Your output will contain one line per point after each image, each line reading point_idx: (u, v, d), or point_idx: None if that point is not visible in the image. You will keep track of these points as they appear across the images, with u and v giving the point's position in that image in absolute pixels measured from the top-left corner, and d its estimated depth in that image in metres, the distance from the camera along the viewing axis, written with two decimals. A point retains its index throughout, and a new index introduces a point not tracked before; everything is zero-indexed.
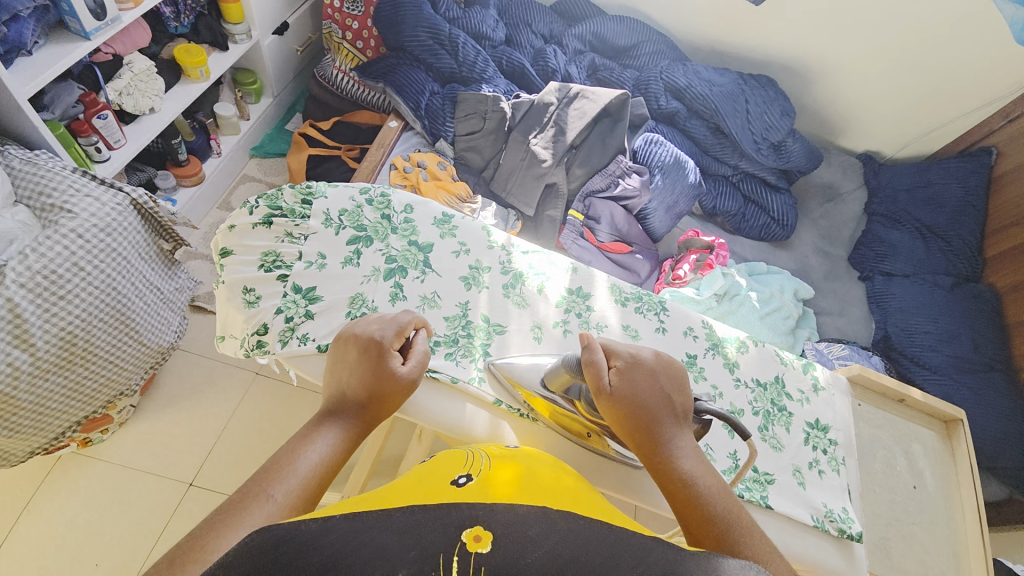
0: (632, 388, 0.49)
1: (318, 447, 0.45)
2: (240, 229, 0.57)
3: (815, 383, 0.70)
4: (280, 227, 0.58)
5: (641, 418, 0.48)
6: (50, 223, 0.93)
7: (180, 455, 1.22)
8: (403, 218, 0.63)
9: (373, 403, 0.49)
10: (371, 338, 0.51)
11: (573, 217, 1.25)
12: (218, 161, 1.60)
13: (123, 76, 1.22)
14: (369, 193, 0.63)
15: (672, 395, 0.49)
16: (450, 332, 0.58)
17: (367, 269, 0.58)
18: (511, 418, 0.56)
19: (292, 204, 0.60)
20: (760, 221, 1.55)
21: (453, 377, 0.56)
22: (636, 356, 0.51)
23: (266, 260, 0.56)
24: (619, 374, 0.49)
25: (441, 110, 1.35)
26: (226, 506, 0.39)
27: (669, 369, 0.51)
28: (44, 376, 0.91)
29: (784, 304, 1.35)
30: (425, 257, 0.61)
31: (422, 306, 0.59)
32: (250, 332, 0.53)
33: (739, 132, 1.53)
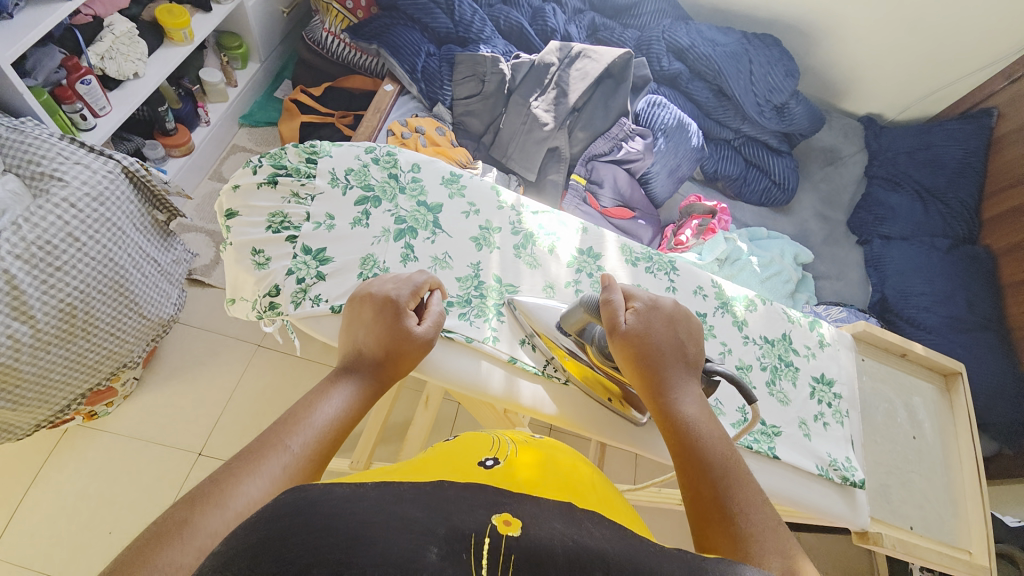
0: (647, 332, 0.50)
1: (334, 402, 0.46)
2: (244, 190, 0.56)
3: (821, 339, 0.71)
4: (285, 187, 0.56)
5: (652, 360, 0.49)
6: (41, 192, 0.90)
7: (187, 426, 1.23)
8: (411, 178, 0.62)
9: (388, 362, 0.49)
10: (386, 297, 0.50)
11: (575, 182, 1.22)
12: (206, 130, 1.55)
13: (105, 38, 1.16)
14: (375, 151, 0.62)
15: (684, 344, 0.51)
16: (462, 293, 0.58)
17: (376, 230, 0.57)
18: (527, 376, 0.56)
19: (297, 163, 0.58)
20: (761, 186, 1.55)
21: (468, 337, 0.55)
22: (653, 302, 0.52)
23: (273, 221, 0.54)
24: (636, 318, 0.51)
25: (437, 73, 1.31)
26: (244, 452, 0.40)
27: (682, 321, 0.52)
28: (46, 348, 0.91)
29: (784, 268, 1.36)
30: (434, 217, 0.60)
31: (434, 267, 0.58)
32: (262, 294, 0.52)
33: (742, 94, 1.50)
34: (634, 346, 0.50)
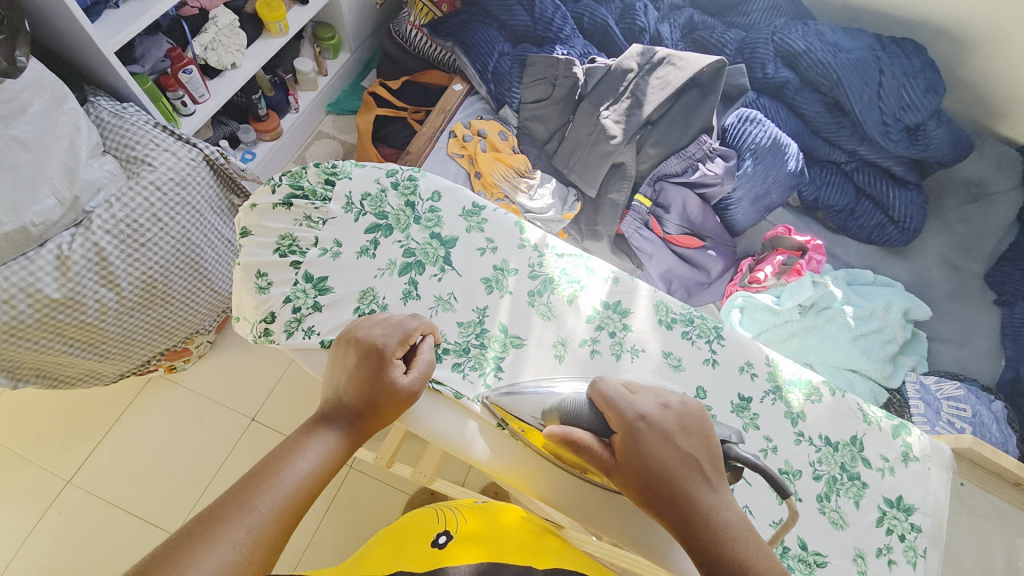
0: (642, 458, 0.43)
1: (308, 454, 0.45)
2: (261, 208, 0.55)
3: (906, 452, 0.57)
4: (299, 209, 0.55)
5: (656, 488, 0.42)
6: (133, 174, 0.99)
7: (244, 393, 1.32)
8: (428, 206, 0.58)
9: (368, 414, 0.47)
10: (369, 347, 0.47)
11: (639, 203, 1.12)
12: (295, 117, 1.64)
13: (209, 31, 1.27)
14: (396, 175, 0.58)
15: (696, 455, 0.43)
16: (461, 340, 0.53)
17: (382, 261, 0.54)
18: (513, 444, 0.51)
19: (315, 183, 0.56)
20: (873, 221, 1.30)
21: (457, 392, 0.51)
22: (642, 415, 0.45)
23: (282, 243, 0.54)
24: (626, 442, 0.43)
25: (508, 73, 1.25)
26: (207, 515, 0.40)
27: (686, 420, 0.45)
28: (129, 313, 1.01)
29: (887, 325, 1.13)
30: (445, 252, 0.56)
31: (435, 308, 0.54)
32: (259, 319, 0.52)
33: (864, 111, 1.26)
34: (637, 481, 0.43)
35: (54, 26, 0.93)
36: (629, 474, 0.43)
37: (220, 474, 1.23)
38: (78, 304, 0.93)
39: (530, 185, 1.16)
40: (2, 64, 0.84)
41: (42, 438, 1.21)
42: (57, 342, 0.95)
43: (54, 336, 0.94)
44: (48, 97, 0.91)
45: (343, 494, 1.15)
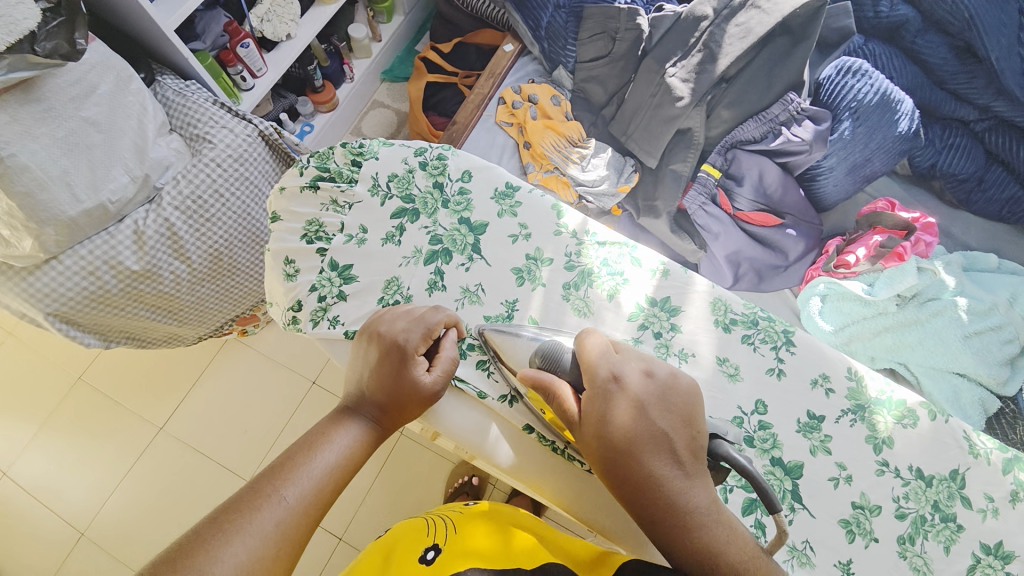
0: (609, 424, 0.41)
1: (334, 444, 0.43)
2: (289, 192, 0.54)
3: (1017, 491, 0.46)
4: (325, 193, 0.53)
5: (623, 457, 0.40)
6: (197, 152, 1.04)
7: (306, 357, 1.40)
8: (458, 189, 0.53)
9: (392, 409, 0.45)
10: (392, 342, 0.45)
11: (706, 174, 1.00)
12: (350, 86, 1.64)
13: (264, 1, 1.27)
14: (425, 154, 0.54)
15: (669, 435, 0.40)
16: (488, 336, 0.50)
17: (408, 249, 0.52)
18: (542, 450, 0.48)
19: (342, 165, 0.54)
20: (1007, 193, 1.07)
21: (481, 391, 0.48)
22: (621, 379, 0.42)
23: (309, 230, 0.52)
24: (593, 404, 0.41)
25: (563, 29, 1.13)
26: (233, 503, 0.38)
27: (667, 396, 0.42)
28: (200, 283, 1.09)
29: (1012, 321, 0.94)
30: (474, 239, 0.52)
31: (462, 300, 0.51)
32: (287, 307, 0.51)
33: (1010, 53, 1.01)
34: (598, 450, 0.41)
35: (120, 7, 0.97)
36: (591, 442, 0.41)
37: (285, 431, 1.33)
38: (155, 275, 1.00)
39: (583, 156, 1.07)
40: (63, 46, 0.88)
41: (139, 391, 1.37)
42: (140, 308, 1.04)
43: (137, 304, 1.03)
44: (114, 78, 0.96)
45: (393, 459, 1.19)
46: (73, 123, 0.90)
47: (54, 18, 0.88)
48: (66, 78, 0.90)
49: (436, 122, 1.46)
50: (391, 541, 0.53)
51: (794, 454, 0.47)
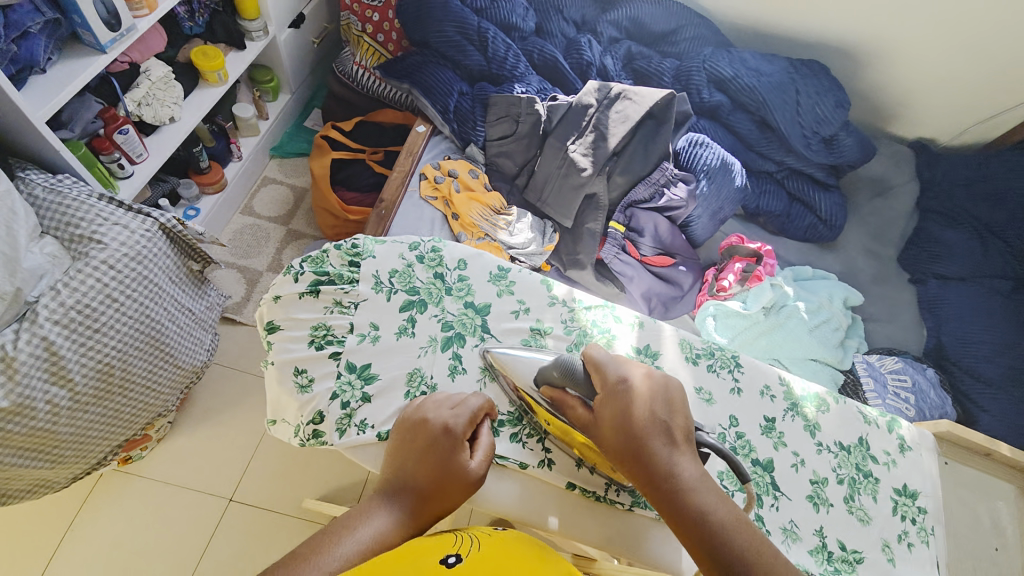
0: (618, 417, 0.49)
1: (375, 524, 0.42)
2: (288, 298, 0.58)
3: (902, 443, 0.65)
4: (328, 297, 0.57)
5: (631, 441, 0.48)
6: (80, 255, 0.89)
7: (219, 472, 1.25)
8: (457, 276, 0.61)
9: (436, 494, 0.46)
10: (443, 428, 0.49)
11: (614, 230, 1.19)
12: (239, 165, 1.55)
13: (141, 85, 1.18)
14: (420, 248, 0.62)
15: (670, 422, 0.49)
16: (513, 410, 0.58)
17: (422, 338, 0.57)
18: (585, 501, 0.58)
19: (340, 267, 0.59)
20: (806, 222, 1.46)
21: (522, 462, 0.57)
22: (627, 378, 0.51)
23: (316, 335, 0.56)
24: (606, 403, 0.50)
25: (470, 114, 1.28)
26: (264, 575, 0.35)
27: (666, 391, 0.51)
28: (83, 409, 0.91)
29: (833, 314, 1.27)
30: (482, 320, 0.59)
31: (483, 380, 0.57)
32: (306, 420, 0.53)
33: (787, 126, 1.44)
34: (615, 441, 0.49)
35: None
36: (608, 433, 0.50)
37: (200, 568, 1.15)
38: (28, 409, 0.83)
39: (508, 222, 1.19)
40: None
41: None
42: (1, 454, 0.83)
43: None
44: None
45: None
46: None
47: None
48: None
49: (347, 197, 1.47)
50: (408, 543, 0.41)
51: (765, 452, 0.60)
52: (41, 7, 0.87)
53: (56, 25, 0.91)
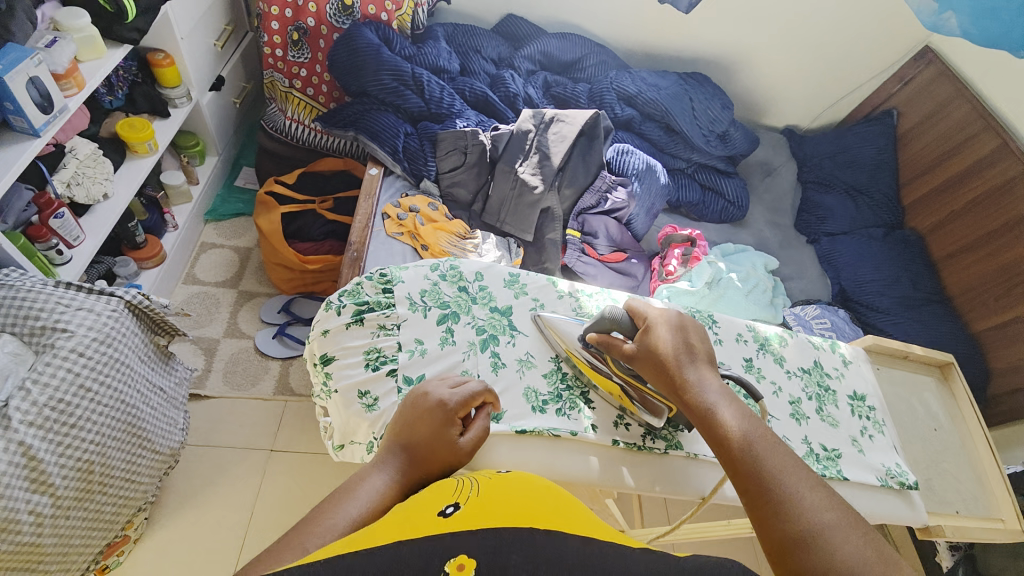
0: (655, 347, 0.63)
1: (376, 482, 0.53)
2: (333, 332, 0.70)
3: (844, 358, 0.81)
4: (372, 322, 0.69)
5: (668, 366, 0.62)
6: (45, 347, 0.85)
7: (210, 557, 1.17)
8: (478, 286, 0.75)
9: (428, 459, 0.56)
10: (440, 402, 0.59)
11: (572, 237, 1.33)
12: (175, 235, 1.48)
13: (68, 165, 1.12)
14: (440, 268, 0.75)
15: (695, 352, 0.63)
16: (552, 390, 0.71)
17: (463, 344, 0.70)
18: (627, 453, 0.69)
19: (376, 295, 0.71)
20: (719, 206, 1.70)
21: (572, 431, 0.68)
22: (663, 318, 0.66)
23: (370, 358, 0.67)
24: (648, 336, 0.64)
25: (419, 151, 1.36)
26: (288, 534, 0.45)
27: (685, 331, 0.65)
28: (66, 513, 0.84)
29: (760, 279, 1.49)
30: (508, 320, 0.74)
31: (522, 369, 0.71)
32: (379, 432, 0.63)
33: (689, 129, 1.68)
34: (656, 367, 0.63)
35: None
36: (650, 360, 0.63)
37: None
38: (11, 524, 0.77)
39: (475, 245, 1.26)
40: None
41: None
42: None
43: None
44: None
45: None
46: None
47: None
48: None
49: (302, 248, 1.46)
50: (415, 498, 0.49)
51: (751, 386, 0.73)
52: None
53: None
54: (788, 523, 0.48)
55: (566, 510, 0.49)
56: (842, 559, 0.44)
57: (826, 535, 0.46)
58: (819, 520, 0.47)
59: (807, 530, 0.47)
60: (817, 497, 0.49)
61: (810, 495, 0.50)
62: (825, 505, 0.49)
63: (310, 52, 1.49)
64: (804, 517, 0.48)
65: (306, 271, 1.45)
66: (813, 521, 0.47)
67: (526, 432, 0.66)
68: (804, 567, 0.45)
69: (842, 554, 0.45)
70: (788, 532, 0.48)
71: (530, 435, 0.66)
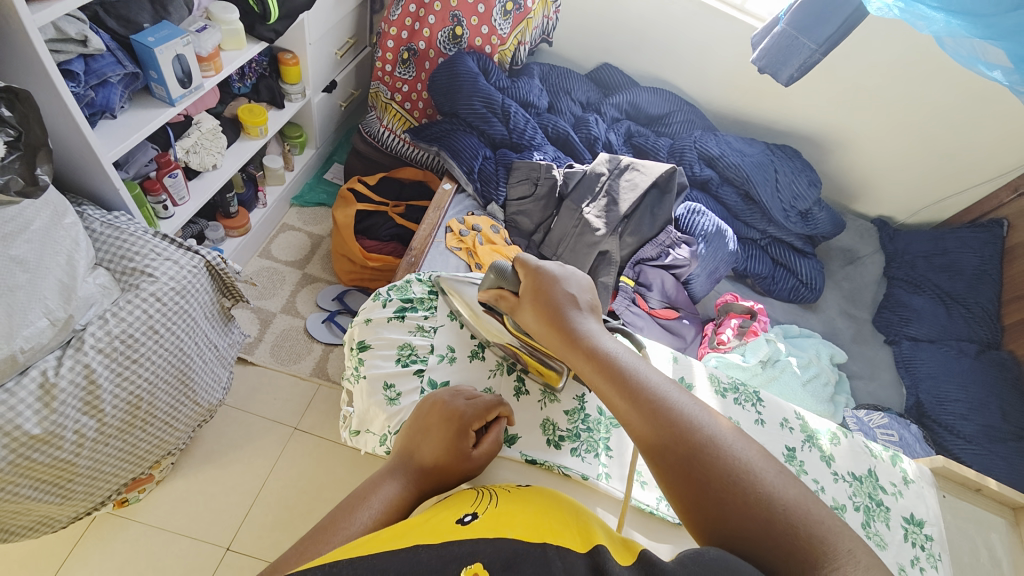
0: (541, 292, 0.67)
1: (388, 491, 0.56)
2: (375, 322, 0.75)
3: (905, 476, 0.74)
4: (411, 321, 0.75)
5: (551, 311, 0.65)
6: (130, 287, 0.95)
7: (216, 517, 1.21)
8: None
9: (435, 472, 0.58)
10: (455, 413, 0.60)
11: (625, 284, 1.31)
12: (262, 212, 1.62)
13: (191, 135, 1.29)
14: None
15: (574, 296, 0.66)
16: (571, 427, 0.69)
17: (492, 361, 0.72)
18: (639, 515, 0.66)
19: (421, 297, 0.78)
20: (789, 284, 1.59)
21: (584, 474, 0.65)
22: (540, 268, 0.69)
23: (403, 355, 0.71)
24: (529, 290, 0.68)
25: (494, 175, 1.42)
26: (314, 534, 0.51)
27: (561, 277, 0.68)
28: (105, 441, 0.92)
29: (822, 370, 1.36)
30: None
31: (543, 400, 0.70)
32: (394, 427, 0.66)
33: (769, 200, 1.62)
34: (536, 318, 0.66)
35: (57, 136, 0.96)
36: (532, 317, 0.66)
37: None
38: (55, 438, 0.83)
39: None
40: (17, 181, 0.84)
41: None
42: (21, 485, 0.83)
43: (20, 479, 0.83)
44: (49, 213, 0.89)
45: None
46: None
47: (10, 152, 0.83)
48: (2, 213, 0.83)
49: (367, 245, 1.55)
50: (432, 508, 0.50)
51: None
52: (122, 61, 1.01)
53: (133, 79, 1.06)
54: (685, 442, 0.52)
55: (585, 527, 0.48)
56: (730, 464, 0.50)
57: (721, 444, 0.51)
58: (711, 430, 0.52)
59: (702, 444, 0.51)
60: (706, 415, 0.54)
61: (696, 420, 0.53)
62: (714, 418, 0.54)
63: (416, 71, 1.62)
64: (694, 435, 0.52)
65: (367, 267, 1.53)
66: (705, 433, 0.52)
67: (536, 463, 0.65)
68: (702, 479, 0.50)
69: (729, 461, 0.50)
70: (679, 452, 0.51)
71: (540, 467, 0.65)
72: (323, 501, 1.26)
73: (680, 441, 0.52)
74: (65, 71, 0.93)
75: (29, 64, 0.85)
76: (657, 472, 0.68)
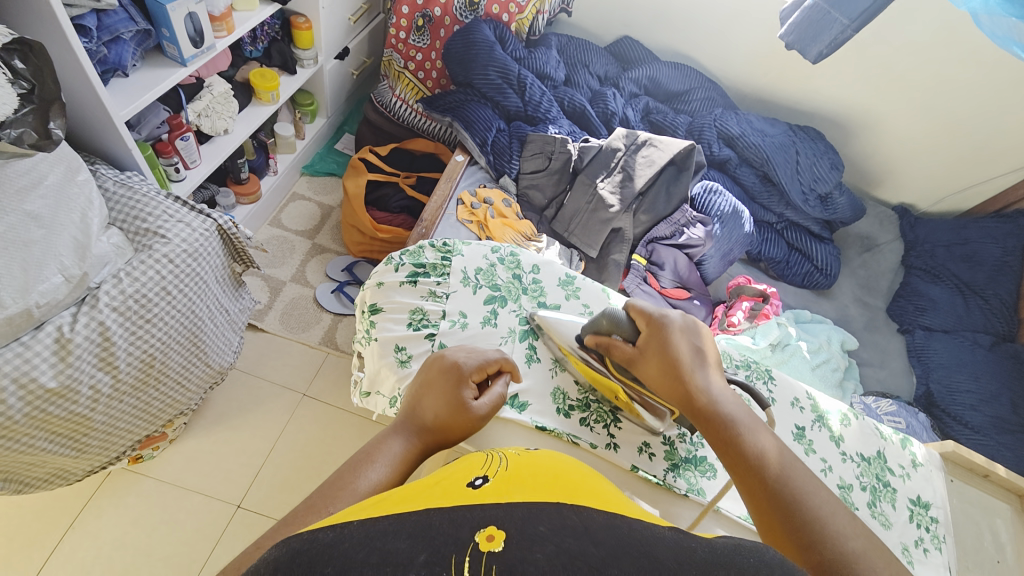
0: (666, 346, 0.64)
1: (394, 448, 0.55)
2: (387, 286, 0.76)
3: (914, 459, 0.74)
4: (423, 286, 0.75)
5: (675, 367, 0.62)
6: (143, 247, 0.95)
7: (227, 477, 1.24)
8: (532, 278, 0.80)
9: (441, 427, 0.58)
10: (455, 365, 0.61)
11: (636, 262, 1.29)
12: (273, 179, 1.61)
13: (203, 98, 1.27)
14: (501, 252, 0.81)
15: (702, 357, 0.63)
16: (581, 398, 0.70)
17: (504, 329, 0.73)
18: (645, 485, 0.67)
19: (434, 262, 0.77)
20: (804, 269, 1.57)
21: (592, 443, 0.67)
22: (666, 318, 0.66)
23: (414, 319, 0.71)
24: (652, 339, 0.65)
25: (507, 148, 1.39)
26: (322, 493, 0.50)
27: (689, 331, 0.65)
28: (120, 398, 0.93)
29: (833, 356, 1.35)
30: (552, 319, 0.76)
31: (554, 369, 0.72)
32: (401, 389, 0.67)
33: (789, 182, 1.57)
34: (659, 371, 0.63)
35: (69, 92, 0.95)
36: (653, 370, 0.64)
37: None
38: (71, 393, 0.85)
39: (539, 249, 1.27)
40: (31, 135, 0.83)
41: None
42: (38, 436, 0.86)
43: (37, 431, 0.85)
44: (63, 169, 0.89)
45: None
46: (13, 217, 0.81)
47: (23, 105, 0.81)
48: (16, 167, 0.83)
49: (377, 216, 1.54)
50: (442, 469, 0.50)
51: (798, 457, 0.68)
52: (135, 17, 1.00)
53: (145, 36, 1.04)
54: (826, 541, 0.47)
55: (597, 492, 0.48)
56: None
57: (870, 558, 0.46)
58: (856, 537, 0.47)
59: (849, 549, 0.46)
60: (848, 517, 0.49)
61: (815, 474, 0.53)
62: (856, 523, 0.49)
63: (430, 38, 1.58)
64: (841, 540, 0.47)
65: (376, 239, 1.52)
66: (850, 540, 0.47)
67: (545, 430, 0.66)
68: None
69: None
70: (822, 552, 0.46)
71: (548, 435, 0.67)
72: (330, 466, 1.29)
73: (821, 540, 0.47)
74: (77, 27, 0.91)
75: (40, 15, 0.83)
76: (664, 445, 0.69)
